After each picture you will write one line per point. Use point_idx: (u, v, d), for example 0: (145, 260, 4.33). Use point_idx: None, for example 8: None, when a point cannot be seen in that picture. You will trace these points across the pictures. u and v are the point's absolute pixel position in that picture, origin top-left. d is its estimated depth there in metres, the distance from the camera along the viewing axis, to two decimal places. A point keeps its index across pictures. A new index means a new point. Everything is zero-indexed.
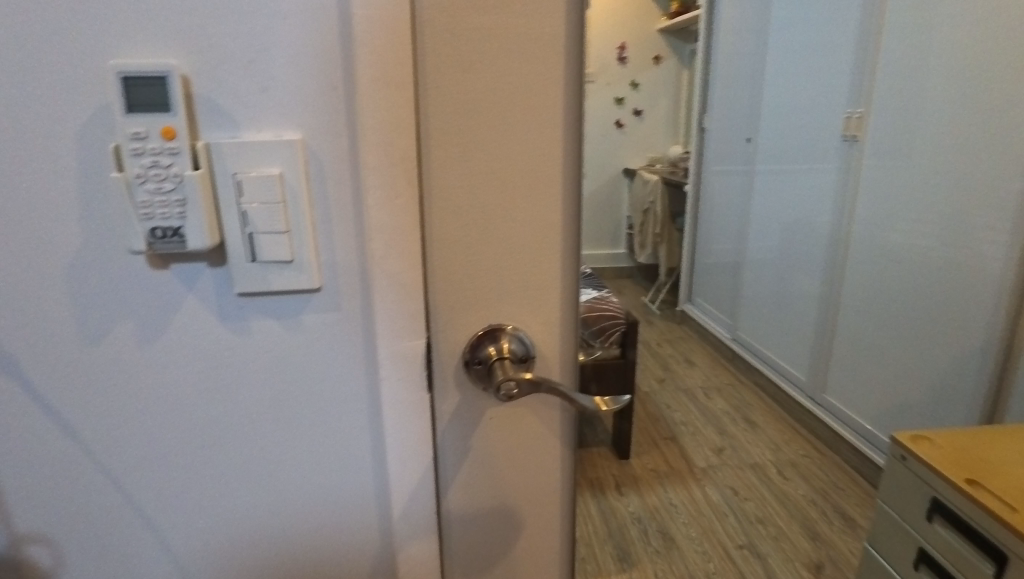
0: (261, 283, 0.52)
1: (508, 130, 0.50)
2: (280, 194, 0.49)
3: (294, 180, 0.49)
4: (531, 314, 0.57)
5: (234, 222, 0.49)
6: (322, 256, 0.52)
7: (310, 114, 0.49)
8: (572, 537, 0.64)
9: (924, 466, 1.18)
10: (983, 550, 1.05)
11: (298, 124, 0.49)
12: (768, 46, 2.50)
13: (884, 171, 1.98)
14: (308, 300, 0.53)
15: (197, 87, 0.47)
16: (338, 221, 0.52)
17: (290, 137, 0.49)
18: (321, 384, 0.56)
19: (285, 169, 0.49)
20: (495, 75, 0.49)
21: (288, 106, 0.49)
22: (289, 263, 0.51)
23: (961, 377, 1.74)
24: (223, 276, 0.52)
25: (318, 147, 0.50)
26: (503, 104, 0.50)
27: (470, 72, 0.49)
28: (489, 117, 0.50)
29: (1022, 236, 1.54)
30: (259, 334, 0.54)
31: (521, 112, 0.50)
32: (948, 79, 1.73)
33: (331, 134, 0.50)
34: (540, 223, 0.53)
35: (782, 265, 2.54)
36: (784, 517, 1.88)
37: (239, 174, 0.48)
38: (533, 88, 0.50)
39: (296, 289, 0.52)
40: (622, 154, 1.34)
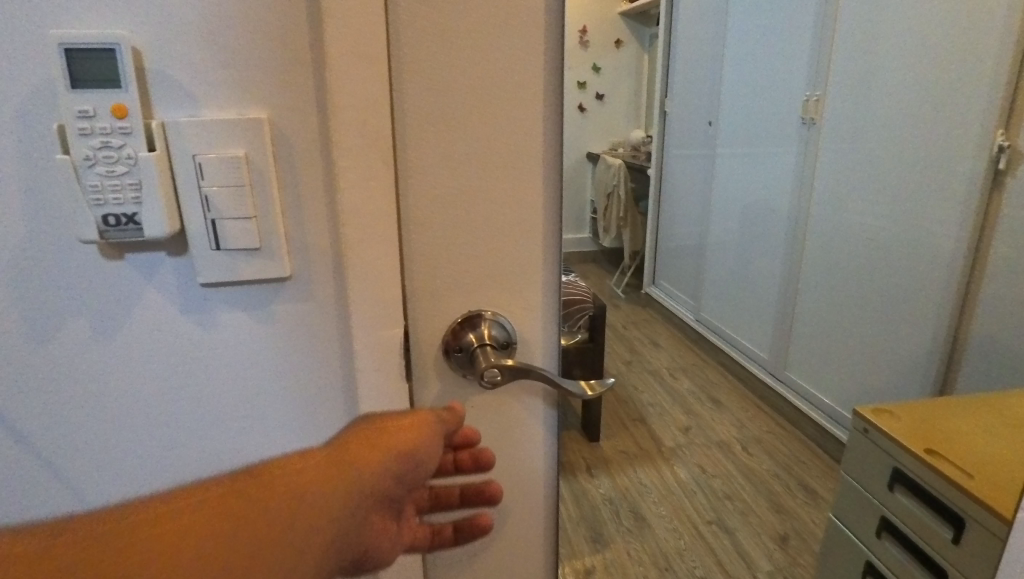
0: (228, 272, 0.48)
1: (487, 108, 0.48)
2: (245, 176, 0.46)
3: (261, 161, 0.46)
4: (512, 300, 0.55)
5: (196, 207, 0.46)
6: (293, 242, 0.50)
7: (276, 93, 0.46)
8: (556, 525, 0.64)
9: (887, 439, 1.23)
10: (943, 515, 1.08)
11: (262, 101, 0.46)
12: (727, 29, 2.52)
13: (841, 152, 2.03)
14: (279, 289, 0.51)
15: (149, 61, 0.43)
16: (309, 206, 0.49)
17: (256, 116, 0.46)
18: (297, 377, 0.54)
19: (250, 150, 0.46)
20: (472, 50, 0.47)
21: (251, 82, 0.46)
22: (258, 250, 0.49)
23: (914, 351, 1.81)
24: (185, 266, 0.48)
25: (286, 128, 0.47)
26: (480, 81, 0.48)
27: (446, 46, 0.47)
28: (465, 95, 0.48)
29: (972, 214, 1.60)
30: (226, 327, 0.51)
31: (500, 89, 0.48)
32: (902, 62, 1.77)
33: (299, 113, 0.47)
34: (521, 205, 0.52)
35: (744, 246, 2.58)
36: (750, 491, 1.94)
37: (200, 155, 0.45)
38: (513, 63, 0.48)
39: (266, 277, 0.50)
40: (588, 137, 1.34)
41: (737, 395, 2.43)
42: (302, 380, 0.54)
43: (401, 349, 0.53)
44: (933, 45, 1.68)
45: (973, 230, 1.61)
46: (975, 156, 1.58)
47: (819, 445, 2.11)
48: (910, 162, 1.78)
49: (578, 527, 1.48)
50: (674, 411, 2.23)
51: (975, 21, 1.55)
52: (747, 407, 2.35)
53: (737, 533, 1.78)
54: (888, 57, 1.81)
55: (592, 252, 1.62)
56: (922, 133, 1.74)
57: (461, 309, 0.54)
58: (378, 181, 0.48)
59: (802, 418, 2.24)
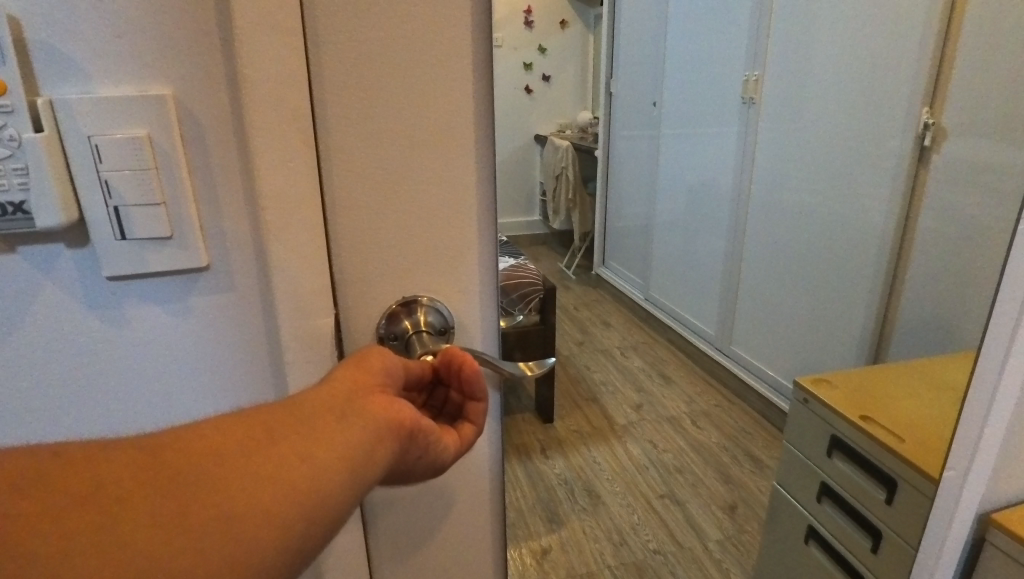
0: (137, 264, 0.46)
1: (412, 85, 0.47)
2: (151, 158, 0.44)
3: (166, 142, 0.44)
4: (449, 284, 0.54)
5: (95, 195, 0.43)
6: (208, 229, 0.47)
7: (182, 68, 0.43)
8: (503, 513, 0.63)
9: (823, 407, 1.29)
10: (877, 479, 1.14)
11: (164, 76, 0.43)
12: (669, 9, 2.54)
13: (780, 131, 2.08)
14: (196, 280, 0.49)
15: (31, 31, 0.40)
16: (224, 191, 0.47)
17: (158, 93, 0.43)
18: (220, 372, 0.52)
19: (152, 130, 0.43)
20: (393, 23, 0.45)
21: (151, 56, 0.43)
22: (170, 238, 0.46)
23: (849, 322, 1.88)
24: (87, 257, 0.46)
25: (195, 106, 0.44)
26: (402, 56, 0.46)
27: (365, 18, 0.45)
28: (389, 71, 0.46)
29: (902, 189, 1.67)
30: (137, 323, 0.49)
31: (424, 63, 0.46)
32: (835, 42, 1.82)
33: (206, 90, 0.44)
34: (452, 186, 0.51)
35: (690, 226, 2.63)
36: (700, 464, 2.00)
37: (95, 136, 0.42)
38: (436, 37, 0.46)
39: (180, 267, 0.47)
40: (533, 118, 1.32)
41: (685, 371, 2.48)
42: (228, 374, 0.52)
43: (334, 339, 0.51)
44: (864, 25, 1.73)
45: (902, 205, 1.68)
46: (903, 134, 1.64)
47: (762, 416, 2.18)
48: (844, 140, 1.84)
49: (534, 509, 1.48)
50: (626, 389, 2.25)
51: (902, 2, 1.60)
52: (695, 382, 2.41)
53: (688, 505, 1.83)
54: (822, 37, 1.86)
55: (542, 235, 1.62)
56: (854, 112, 1.79)
57: (395, 294, 0.53)
58: (298, 163, 0.45)
59: (747, 390, 2.31)
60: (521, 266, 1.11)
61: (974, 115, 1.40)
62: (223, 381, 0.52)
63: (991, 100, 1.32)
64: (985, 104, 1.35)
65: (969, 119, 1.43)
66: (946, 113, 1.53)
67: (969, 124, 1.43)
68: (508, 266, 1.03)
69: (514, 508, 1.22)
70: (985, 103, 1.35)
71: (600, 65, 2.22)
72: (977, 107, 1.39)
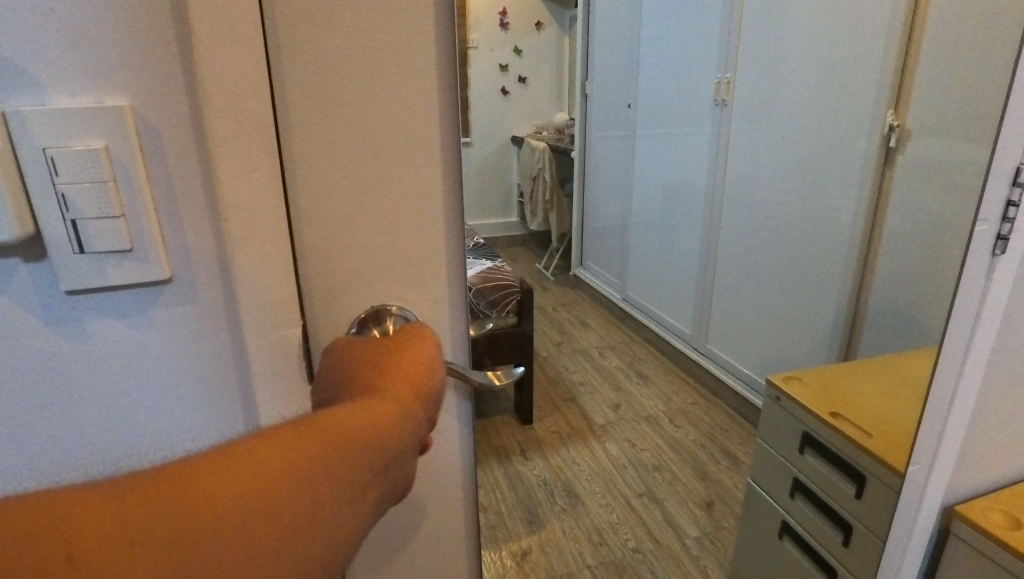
0: (96, 276, 0.46)
1: (376, 96, 0.47)
2: (108, 171, 0.44)
3: (124, 154, 0.44)
4: (417, 291, 0.55)
5: (51, 207, 0.43)
6: (170, 240, 0.48)
7: (141, 78, 0.43)
8: (475, 519, 0.63)
9: (799, 406, 1.30)
10: (846, 473, 1.17)
11: (121, 88, 0.43)
12: (642, 12, 2.56)
13: (752, 132, 2.11)
14: (158, 292, 0.49)
15: None
16: (185, 203, 0.47)
17: (114, 104, 0.43)
18: (182, 382, 0.52)
19: (109, 142, 0.43)
20: (355, 32, 0.45)
21: (108, 66, 0.43)
22: (129, 251, 0.46)
23: (820, 320, 1.92)
24: (44, 270, 0.45)
25: (153, 117, 0.44)
26: (365, 66, 0.46)
27: (327, 28, 0.45)
28: (353, 81, 0.46)
29: (869, 189, 1.71)
30: (98, 336, 0.49)
31: (388, 73, 0.47)
32: (804, 45, 1.85)
33: (165, 101, 0.44)
34: (418, 195, 0.51)
35: (665, 226, 2.66)
36: (677, 462, 2.02)
37: (50, 149, 0.42)
38: (399, 46, 0.47)
39: (141, 281, 0.48)
40: (508, 121, 1.33)
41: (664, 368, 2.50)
42: (195, 383, 0.52)
43: (301, 345, 0.52)
44: (830, 26, 1.76)
45: (869, 204, 1.72)
46: (869, 134, 1.68)
47: (737, 413, 2.21)
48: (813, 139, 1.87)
49: (514, 511, 1.48)
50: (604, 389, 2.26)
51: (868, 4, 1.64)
52: (673, 379, 2.42)
53: (666, 503, 1.85)
54: (790, 38, 1.89)
55: (519, 237, 1.62)
56: (823, 112, 1.83)
57: (364, 302, 0.54)
58: (261, 173, 0.46)
59: (723, 387, 2.34)
60: (496, 269, 1.12)
61: (933, 116, 1.45)
62: (188, 387, 0.52)
63: (949, 102, 1.37)
64: (943, 104, 1.39)
65: (929, 119, 1.47)
66: (908, 114, 1.57)
67: (928, 124, 1.47)
68: (482, 269, 1.03)
69: (493, 511, 1.22)
70: (943, 105, 1.39)
71: (575, 67, 2.22)
72: (936, 108, 1.43)
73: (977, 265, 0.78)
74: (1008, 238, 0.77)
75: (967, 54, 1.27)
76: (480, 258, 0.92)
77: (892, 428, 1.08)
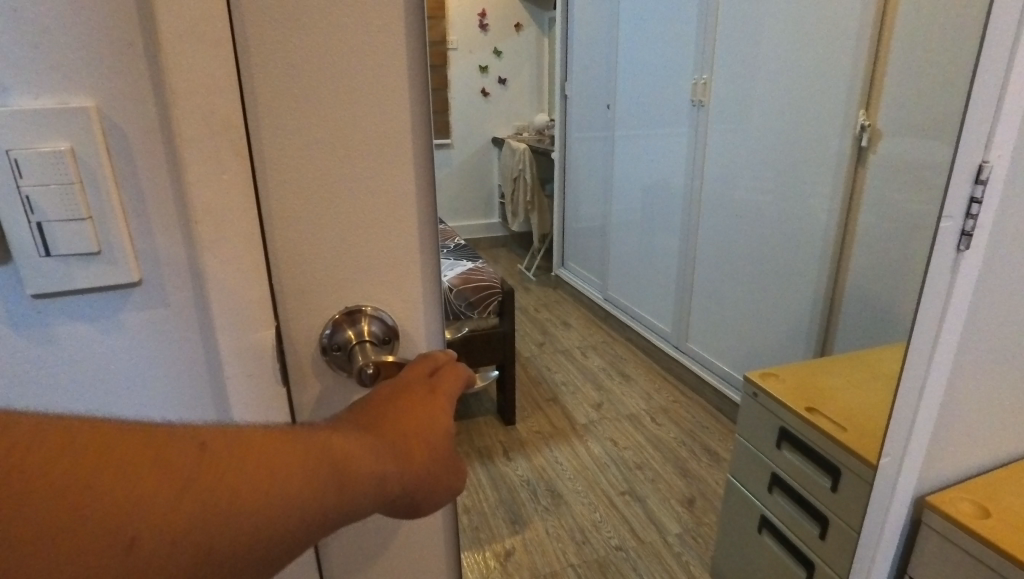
0: (64, 280, 0.47)
1: (347, 97, 0.47)
2: (74, 173, 0.45)
3: (91, 156, 0.45)
4: (391, 292, 0.55)
5: (16, 211, 0.44)
6: (138, 242, 0.49)
7: (107, 83, 0.45)
8: (455, 521, 0.63)
9: (774, 401, 1.32)
10: (821, 467, 1.19)
11: (86, 90, 0.44)
12: (620, 13, 2.58)
13: (728, 132, 2.13)
14: (128, 294, 0.50)
15: None
16: (154, 206, 0.48)
17: (80, 106, 0.44)
18: (151, 383, 0.53)
19: (75, 144, 0.44)
20: (325, 33, 0.45)
21: (73, 70, 0.44)
22: (96, 253, 0.47)
23: (797, 317, 1.94)
24: (11, 272, 0.47)
25: (120, 120, 0.46)
26: (336, 68, 0.46)
27: (296, 29, 0.44)
28: (323, 83, 0.46)
29: (843, 188, 1.74)
30: (65, 338, 0.50)
31: (359, 75, 0.47)
32: (779, 46, 1.88)
33: (132, 104, 0.45)
34: (390, 197, 0.51)
35: (646, 225, 2.68)
36: (659, 460, 2.03)
37: (14, 151, 0.43)
38: (371, 48, 0.46)
39: (110, 283, 0.49)
40: (489, 122, 1.33)
41: (646, 368, 2.52)
42: (166, 381, 0.54)
43: (273, 346, 0.52)
44: (803, 28, 1.79)
45: (843, 202, 1.75)
46: (842, 133, 1.72)
47: (718, 410, 2.23)
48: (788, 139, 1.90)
49: (497, 511, 1.48)
50: (586, 388, 2.27)
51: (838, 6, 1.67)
52: (655, 379, 2.45)
53: (648, 501, 1.86)
54: (764, 39, 1.92)
55: (501, 238, 1.63)
56: (797, 112, 1.86)
57: (336, 303, 0.54)
58: (230, 174, 0.46)
59: (704, 386, 2.36)
60: (479, 270, 1.12)
61: (901, 116, 1.48)
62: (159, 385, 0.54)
63: (915, 102, 1.40)
64: (910, 105, 1.43)
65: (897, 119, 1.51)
66: (879, 114, 1.60)
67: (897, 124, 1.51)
68: (464, 270, 1.03)
69: (475, 511, 1.22)
70: (911, 105, 1.43)
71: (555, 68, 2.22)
72: (904, 108, 1.47)
73: (940, 261, 0.81)
74: (972, 235, 0.79)
75: (932, 54, 1.31)
76: (462, 258, 0.92)
77: (864, 422, 1.11)
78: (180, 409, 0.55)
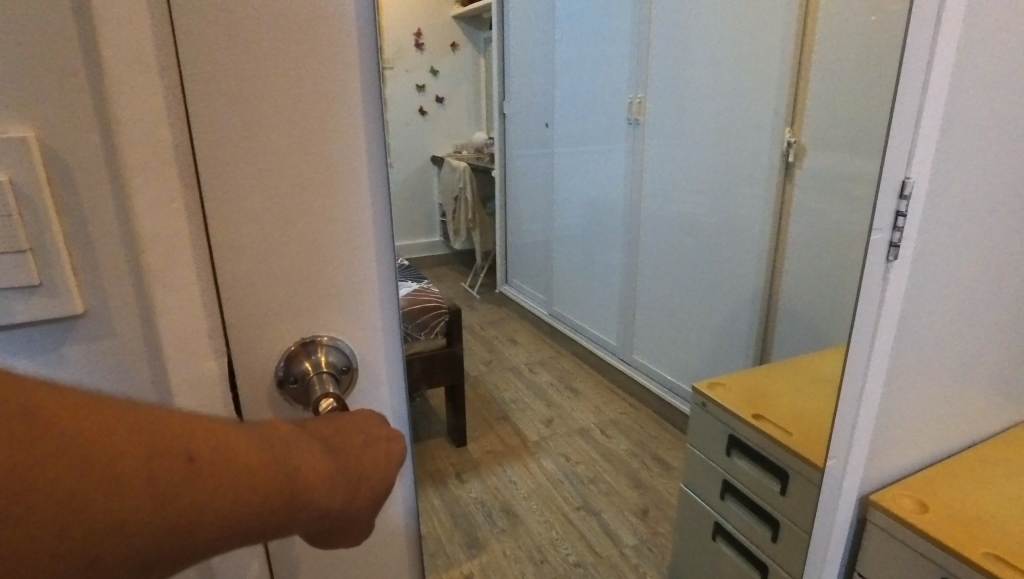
0: (1, 316, 0.45)
1: (300, 124, 0.46)
2: (12, 204, 0.42)
3: (29, 186, 0.43)
4: (350, 323, 0.53)
5: None
6: (81, 274, 0.46)
7: (43, 110, 0.42)
8: (419, 548, 0.62)
9: (720, 407, 1.38)
10: (769, 471, 1.23)
11: (23, 117, 0.42)
12: (556, 34, 2.64)
13: (664, 149, 2.21)
14: (70, 327, 0.48)
15: None
16: (98, 237, 0.46)
17: (16, 133, 0.42)
18: None
19: (12, 173, 0.42)
20: (273, 61, 0.44)
21: (9, 97, 0.41)
22: (37, 285, 0.45)
23: (736, 325, 2.02)
24: None
25: (57, 149, 0.43)
26: (287, 95, 0.45)
27: (242, 54, 0.43)
28: (274, 109, 0.45)
29: (773, 201, 1.83)
30: None
31: (311, 102, 0.46)
32: (710, 67, 1.97)
33: (73, 132, 0.43)
34: (345, 226, 0.50)
35: (588, 240, 2.73)
36: (611, 472, 2.06)
37: None
38: (321, 76, 0.45)
39: (50, 315, 0.46)
40: (431, 142, 1.33)
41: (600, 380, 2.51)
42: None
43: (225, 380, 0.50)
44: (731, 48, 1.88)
45: (774, 214, 1.84)
46: (771, 148, 1.81)
47: (666, 419, 2.29)
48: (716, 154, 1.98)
49: (455, 537, 1.44)
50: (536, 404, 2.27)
51: (764, 30, 1.77)
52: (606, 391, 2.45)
53: (603, 514, 1.88)
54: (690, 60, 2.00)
55: (445, 256, 1.62)
56: (728, 129, 1.95)
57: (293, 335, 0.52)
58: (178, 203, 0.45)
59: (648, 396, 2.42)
60: (427, 290, 1.11)
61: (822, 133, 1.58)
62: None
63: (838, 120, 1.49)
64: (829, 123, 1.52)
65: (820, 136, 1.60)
66: (804, 131, 1.70)
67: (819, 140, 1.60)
68: (413, 291, 1.02)
69: (432, 536, 1.18)
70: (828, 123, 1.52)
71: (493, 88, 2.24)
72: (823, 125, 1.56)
73: (872, 269, 0.85)
74: (900, 245, 0.83)
75: (850, 76, 1.41)
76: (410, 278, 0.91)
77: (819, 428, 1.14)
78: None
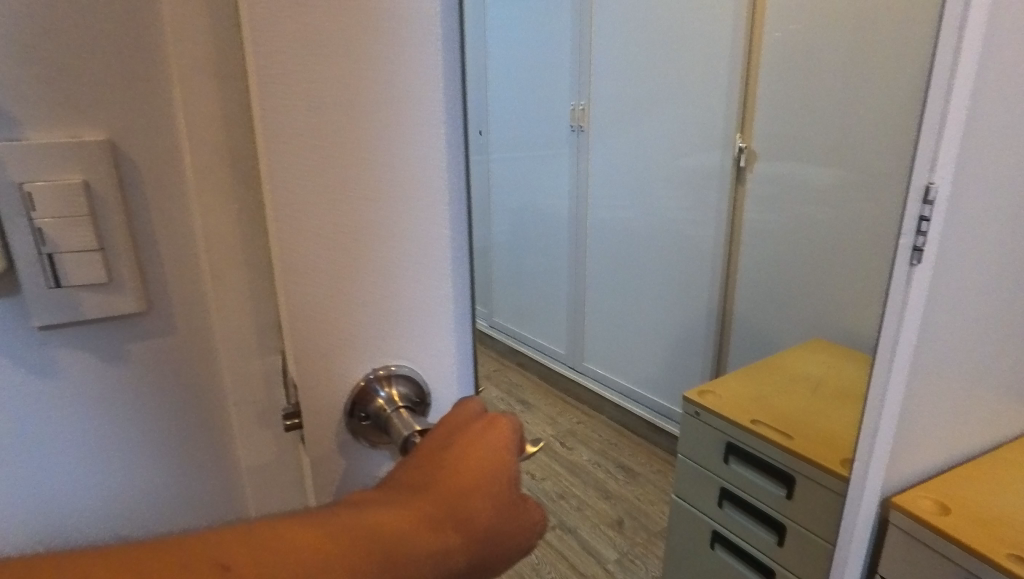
0: (70, 302, 0.46)
1: (368, 127, 0.40)
2: (82, 206, 0.44)
3: (101, 189, 0.45)
4: (422, 344, 0.48)
5: (26, 241, 0.43)
6: (145, 262, 0.49)
7: (119, 110, 0.45)
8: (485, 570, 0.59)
9: (715, 416, 1.37)
10: (775, 477, 1.23)
11: (98, 124, 0.45)
12: None
13: (614, 155, 2.21)
14: (130, 312, 0.49)
15: None
16: (162, 235, 0.49)
17: (91, 140, 0.44)
18: (154, 391, 0.53)
19: (87, 177, 0.44)
20: (343, 58, 0.39)
21: (90, 98, 0.44)
22: (104, 278, 0.47)
23: (693, 327, 2.05)
24: (19, 302, 0.45)
25: (130, 150, 0.46)
26: (358, 97, 0.40)
27: (310, 53, 0.38)
28: (345, 115, 0.40)
29: (727, 206, 1.87)
30: (70, 347, 0.49)
31: (383, 103, 0.40)
32: (662, 72, 2.00)
33: (142, 136, 0.46)
34: (419, 239, 0.45)
35: None
36: None
37: (26, 185, 0.42)
38: (396, 73, 0.40)
39: (113, 303, 0.48)
40: None
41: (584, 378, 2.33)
42: (165, 405, 0.54)
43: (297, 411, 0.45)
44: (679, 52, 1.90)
45: (726, 216, 1.88)
46: (722, 151, 1.85)
47: None
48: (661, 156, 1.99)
49: None
50: None
51: (709, 40, 1.82)
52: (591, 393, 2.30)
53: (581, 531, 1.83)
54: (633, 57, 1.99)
55: None
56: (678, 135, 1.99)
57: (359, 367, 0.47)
58: None
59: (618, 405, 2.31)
60: None
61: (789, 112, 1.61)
62: (156, 411, 0.53)
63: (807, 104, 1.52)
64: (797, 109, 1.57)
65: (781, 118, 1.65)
66: (754, 135, 1.76)
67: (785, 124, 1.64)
68: None
69: None
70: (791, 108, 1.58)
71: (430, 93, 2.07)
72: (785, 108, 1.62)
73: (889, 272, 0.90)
74: (922, 249, 0.84)
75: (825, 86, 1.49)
76: None
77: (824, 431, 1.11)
78: (183, 429, 0.55)
